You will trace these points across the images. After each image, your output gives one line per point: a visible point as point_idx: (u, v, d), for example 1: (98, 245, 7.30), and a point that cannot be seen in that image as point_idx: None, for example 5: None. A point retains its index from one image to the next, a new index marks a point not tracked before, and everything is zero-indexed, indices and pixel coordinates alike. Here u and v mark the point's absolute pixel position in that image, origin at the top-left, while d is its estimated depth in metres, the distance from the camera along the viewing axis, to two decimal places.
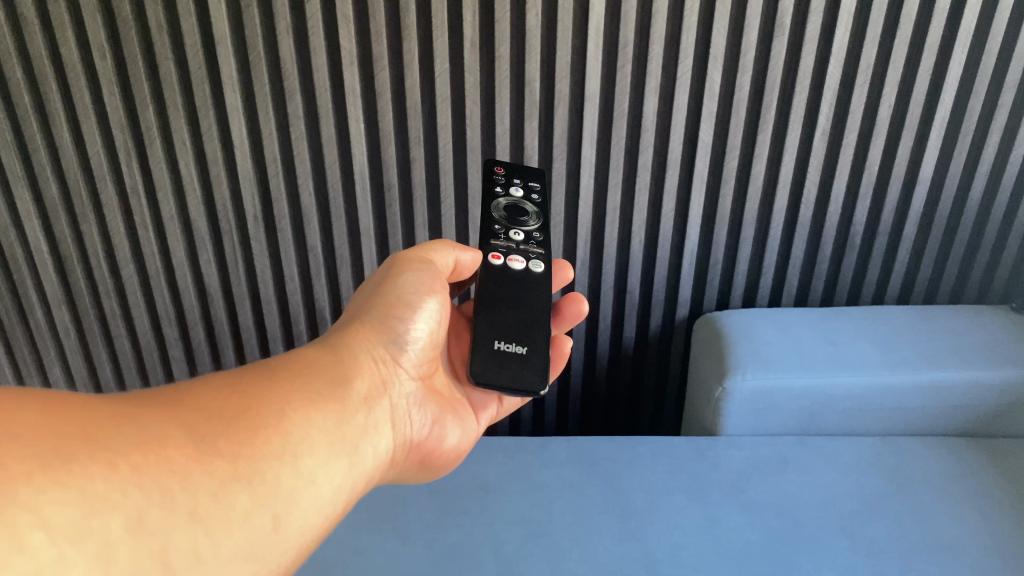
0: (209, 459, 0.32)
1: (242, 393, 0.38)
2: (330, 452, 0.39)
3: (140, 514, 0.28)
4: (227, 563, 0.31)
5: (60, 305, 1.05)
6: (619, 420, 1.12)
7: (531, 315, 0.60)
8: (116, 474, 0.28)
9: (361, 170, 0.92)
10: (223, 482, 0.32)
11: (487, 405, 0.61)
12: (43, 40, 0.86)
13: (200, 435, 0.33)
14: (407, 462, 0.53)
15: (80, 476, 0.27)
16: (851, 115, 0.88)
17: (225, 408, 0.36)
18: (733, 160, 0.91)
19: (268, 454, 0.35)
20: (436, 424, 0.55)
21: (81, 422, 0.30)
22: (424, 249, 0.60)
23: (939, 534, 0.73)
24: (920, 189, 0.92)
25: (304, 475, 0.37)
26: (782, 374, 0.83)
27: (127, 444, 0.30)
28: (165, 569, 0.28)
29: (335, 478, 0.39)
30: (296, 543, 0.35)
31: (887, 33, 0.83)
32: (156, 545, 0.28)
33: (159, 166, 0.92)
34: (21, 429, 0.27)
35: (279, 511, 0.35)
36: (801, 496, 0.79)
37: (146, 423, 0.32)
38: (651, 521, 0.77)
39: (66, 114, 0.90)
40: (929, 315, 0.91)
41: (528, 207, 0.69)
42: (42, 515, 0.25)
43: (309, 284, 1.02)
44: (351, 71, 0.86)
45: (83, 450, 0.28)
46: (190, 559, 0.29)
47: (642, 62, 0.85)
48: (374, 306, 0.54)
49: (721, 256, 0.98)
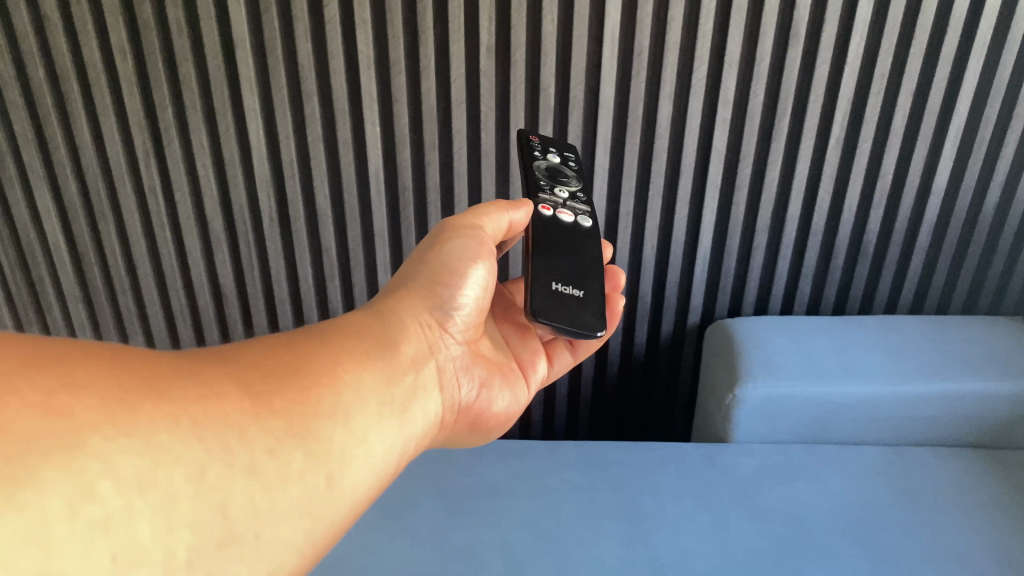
0: (264, 416, 0.33)
1: (296, 353, 0.39)
2: (382, 412, 0.40)
3: (201, 468, 0.29)
4: (283, 518, 0.32)
5: (76, 303, 1.06)
6: (630, 425, 1.12)
7: (584, 264, 0.60)
8: (179, 425, 0.29)
9: (377, 171, 0.93)
10: (279, 439, 0.33)
11: (536, 365, 0.62)
12: (65, 40, 0.87)
13: (254, 391, 0.34)
14: (456, 426, 0.54)
15: (143, 427, 0.28)
16: (864, 125, 0.88)
17: (279, 367, 0.37)
18: (746, 168, 0.91)
19: (323, 412, 0.36)
20: (484, 388, 0.55)
21: (144, 374, 0.30)
22: (476, 213, 0.59)
23: (949, 542, 0.74)
24: (933, 199, 0.93)
25: (357, 434, 0.37)
26: (795, 380, 0.83)
27: (189, 397, 0.31)
28: (223, 523, 0.29)
29: (386, 437, 0.40)
30: (351, 498, 0.36)
31: (901, 44, 0.84)
32: (215, 498, 0.29)
33: (177, 166, 0.93)
34: (92, 377, 0.28)
35: (333, 467, 0.35)
36: (811, 503, 0.79)
37: (205, 378, 0.33)
38: (660, 526, 0.78)
39: (87, 115, 0.91)
40: (940, 325, 0.91)
41: (568, 172, 0.70)
42: (108, 462, 0.26)
43: (323, 286, 1.03)
44: (368, 74, 0.87)
45: (148, 402, 0.29)
46: (246, 513, 0.30)
47: (657, 69, 0.86)
48: (421, 274, 0.55)
49: (734, 264, 0.98)
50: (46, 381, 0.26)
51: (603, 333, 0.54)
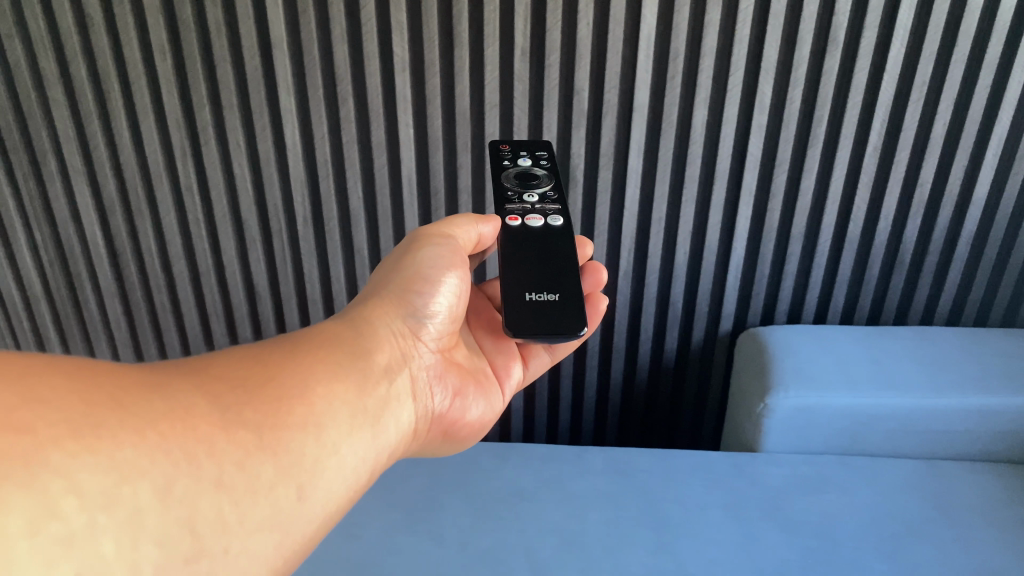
0: (234, 429, 0.36)
1: (266, 363, 0.42)
2: (353, 424, 0.43)
3: (167, 483, 0.31)
4: (251, 529, 0.35)
5: (113, 297, 1.08)
6: (658, 435, 1.11)
7: (559, 264, 0.59)
8: (144, 440, 0.32)
9: (408, 173, 0.93)
10: (248, 451, 0.36)
11: (511, 370, 0.64)
12: (107, 40, 0.88)
13: (224, 403, 0.37)
14: (429, 434, 0.55)
15: (108, 444, 0.30)
16: (904, 131, 0.86)
17: (250, 378, 0.40)
18: (782, 174, 0.90)
19: (293, 423, 0.39)
20: (458, 396, 0.57)
21: (109, 389, 0.33)
22: (446, 224, 0.61)
23: (983, 560, 0.71)
24: (975, 209, 0.90)
25: (327, 445, 0.40)
26: (807, 392, 0.82)
27: (155, 412, 0.33)
28: (191, 534, 0.32)
29: (357, 447, 0.42)
30: (320, 510, 0.39)
31: (944, 50, 0.82)
32: (182, 512, 0.31)
33: (213, 165, 0.94)
34: (55, 395, 0.30)
35: (304, 480, 0.38)
36: (840, 515, 0.77)
37: (173, 390, 0.35)
38: (686, 536, 0.77)
39: (127, 113, 0.93)
40: (980, 338, 0.89)
41: (540, 171, 0.69)
42: (70, 478, 0.28)
43: (354, 286, 1.04)
44: (402, 76, 0.87)
45: (112, 417, 0.31)
46: (215, 525, 0.33)
47: (692, 74, 0.85)
48: (395, 280, 0.57)
49: (768, 271, 0.97)
50: (12, 397, 0.29)
51: (585, 330, 0.54)
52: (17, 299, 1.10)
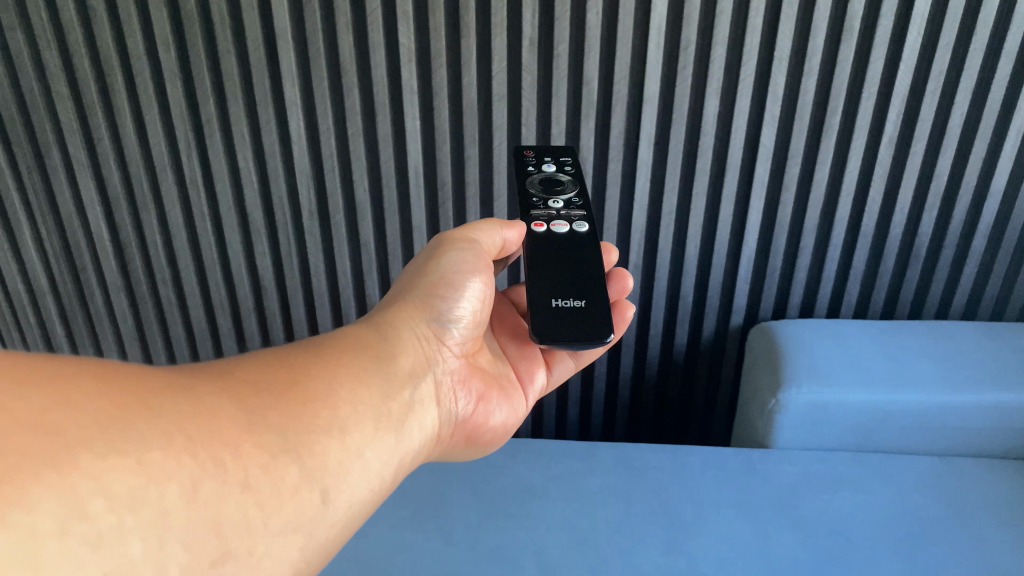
0: (260, 432, 0.36)
1: (291, 370, 0.41)
2: (377, 429, 0.42)
3: (194, 485, 0.31)
4: (276, 532, 0.34)
5: (118, 291, 1.07)
6: (669, 430, 1.11)
7: (585, 270, 0.59)
8: (172, 442, 0.32)
9: (416, 167, 0.92)
10: (274, 455, 0.36)
11: (535, 376, 0.63)
12: (110, 31, 0.88)
13: (251, 408, 0.37)
14: (453, 438, 0.55)
15: (136, 447, 0.30)
16: (919, 123, 0.85)
17: (275, 384, 0.40)
18: (795, 166, 0.89)
19: (318, 428, 0.39)
20: (482, 401, 0.56)
21: (137, 392, 0.33)
22: (470, 228, 0.60)
23: (999, 559, 0.71)
24: (992, 201, 0.89)
25: (351, 450, 0.40)
26: (829, 387, 0.81)
27: (183, 415, 0.33)
28: (217, 537, 0.32)
29: (382, 453, 0.43)
30: (344, 513, 0.39)
31: (961, 38, 0.81)
32: (208, 514, 0.31)
33: (218, 158, 0.94)
34: (83, 397, 0.31)
35: (328, 483, 0.38)
36: (854, 514, 0.77)
37: (201, 394, 0.36)
38: (697, 534, 0.76)
39: (131, 105, 0.92)
40: (998, 333, 0.88)
41: (564, 177, 0.68)
42: (100, 479, 0.28)
43: (361, 280, 1.03)
44: (409, 68, 0.86)
45: (139, 420, 0.31)
46: (240, 528, 0.33)
47: (703, 65, 0.84)
48: (419, 285, 0.56)
49: (780, 265, 0.96)
50: (41, 399, 0.29)
51: (611, 338, 0.53)
52: (22, 293, 1.10)
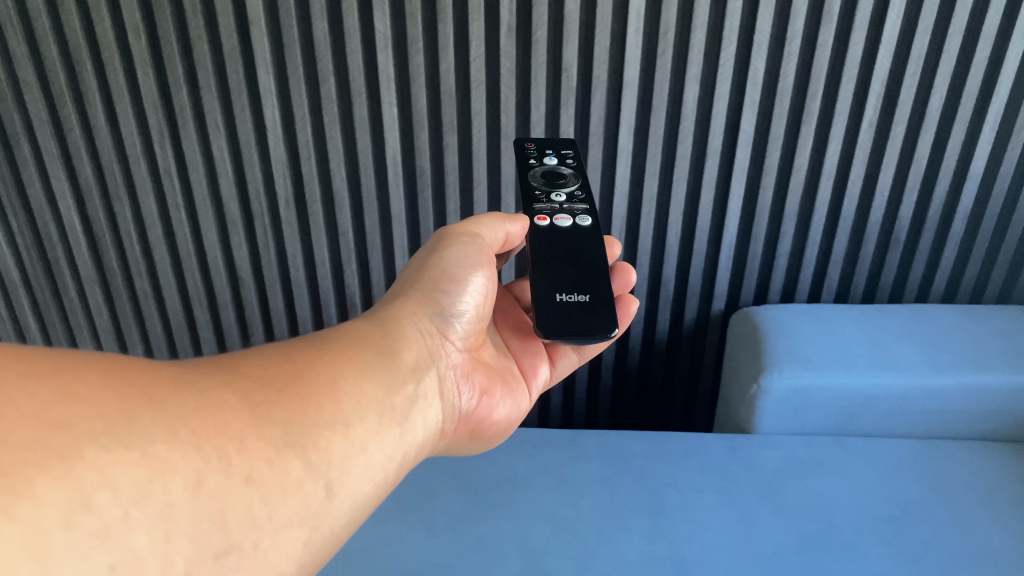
0: (264, 426, 0.35)
1: (295, 365, 0.41)
2: (381, 423, 0.42)
3: (199, 478, 0.31)
4: (281, 526, 0.34)
5: (93, 284, 1.06)
6: (650, 419, 1.11)
7: (588, 265, 0.59)
8: (176, 436, 0.31)
9: (394, 155, 0.92)
10: (278, 449, 0.35)
11: (538, 370, 0.63)
12: (79, 19, 0.86)
13: (253, 401, 0.36)
14: (457, 432, 0.55)
15: (141, 440, 0.30)
16: (898, 107, 0.86)
17: (279, 379, 0.39)
18: (775, 152, 0.89)
19: (322, 421, 0.38)
20: (485, 395, 0.56)
21: (142, 386, 0.32)
22: (472, 223, 0.60)
23: (979, 541, 0.72)
24: (970, 184, 0.90)
25: (356, 445, 0.39)
26: (819, 371, 0.82)
27: (187, 408, 0.33)
28: (223, 530, 0.31)
29: (385, 448, 0.42)
30: (349, 508, 0.38)
31: (940, 22, 0.81)
32: (213, 507, 0.31)
33: (192, 148, 0.92)
34: (88, 392, 0.30)
35: (333, 477, 0.37)
36: (837, 499, 0.78)
37: (204, 388, 0.35)
38: (681, 521, 0.77)
39: (101, 94, 0.91)
40: (977, 315, 0.89)
41: (566, 170, 0.67)
42: (105, 472, 0.28)
43: (340, 270, 1.02)
44: (385, 53, 0.85)
45: (145, 415, 0.31)
46: (246, 522, 0.32)
47: (683, 50, 0.84)
48: (421, 281, 0.55)
49: (760, 250, 0.96)
50: (47, 394, 0.29)
51: (615, 332, 0.52)
52: None
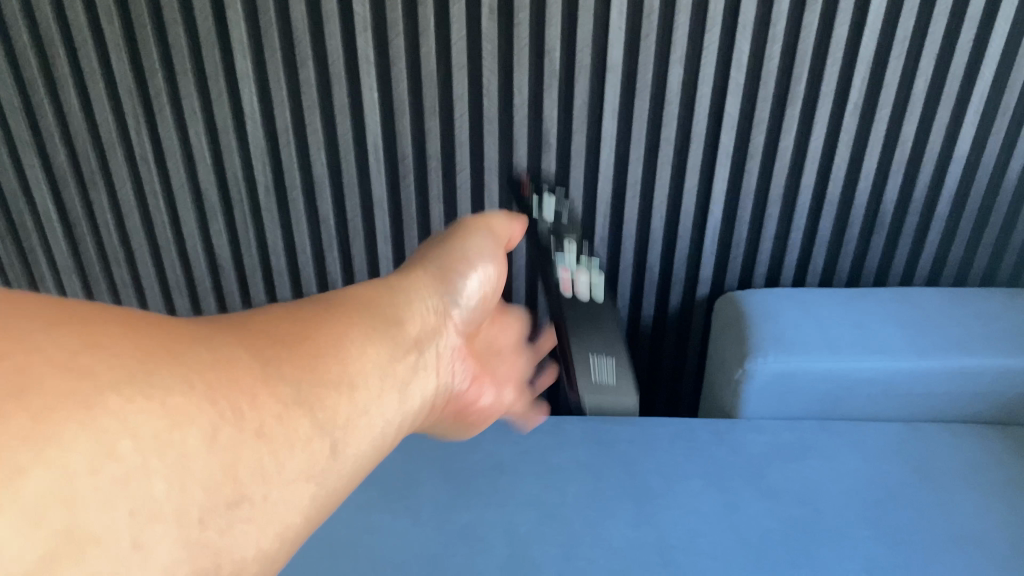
0: (276, 380, 0.28)
1: (296, 319, 0.33)
2: (388, 387, 0.35)
3: (213, 429, 0.25)
4: (291, 489, 0.28)
5: (69, 273, 1.04)
6: (635, 405, 1.11)
7: None
8: (195, 389, 0.25)
9: (375, 140, 0.91)
10: (288, 407, 0.28)
11: (516, 372, 0.64)
12: (49, 2, 0.84)
13: (256, 340, 0.30)
14: (442, 418, 0.53)
15: (158, 388, 0.24)
16: (884, 89, 0.86)
17: (282, 333, 0.31)
18: (758, 136, 0.89)
19: (331, 380, 0.31)
20: (477, 381, 0.55)
21: (150, 324, 0.26)
22: (485, 218, 0.61)
23: (960, 525, 0.74)
24: (955, 167, 0.91)
25: (361, 410, 0.32)
26: (806, 355, 0.82)
27: (197, 354, 0.26)
28: (235, 489, 0.25)
29: (387, 416, 0.35)
30: (351, 474, 0.32)
31: (924, 5, 0.81)
32: (226, 463, 0.25)
33: (169, 135, 0.91)
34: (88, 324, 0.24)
35: (340, 442, 0.31)
36: (821, 483, 0.79)
37: (209, 337, 0.28)
38: (666, 506, 0.78)
39: (75, 79, 0.89)
40: (959, 298, 0.89)
41: None
42: (126, 420, 0.22)
43: (321, 257, 1.01)
44: (365, 36, 0.84)
45: (160, 356, 0.25)
46: (258, 482, 0.26)
47: (667, 33, 0.84)
48: (434, 258, 0.54)
49: (745, 234, 0.96)
50: (41, 324, 0.23)
51: None
52: None
